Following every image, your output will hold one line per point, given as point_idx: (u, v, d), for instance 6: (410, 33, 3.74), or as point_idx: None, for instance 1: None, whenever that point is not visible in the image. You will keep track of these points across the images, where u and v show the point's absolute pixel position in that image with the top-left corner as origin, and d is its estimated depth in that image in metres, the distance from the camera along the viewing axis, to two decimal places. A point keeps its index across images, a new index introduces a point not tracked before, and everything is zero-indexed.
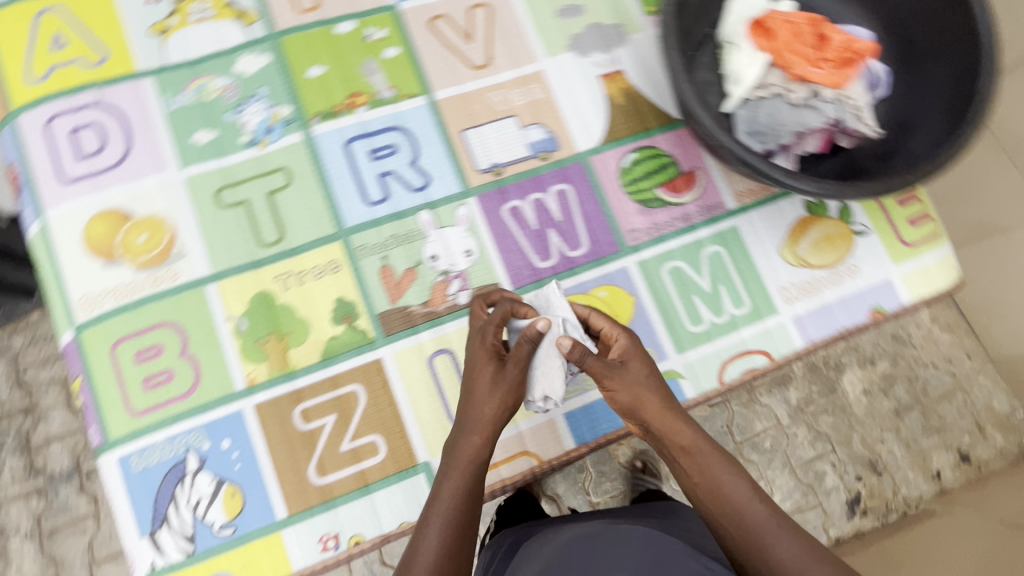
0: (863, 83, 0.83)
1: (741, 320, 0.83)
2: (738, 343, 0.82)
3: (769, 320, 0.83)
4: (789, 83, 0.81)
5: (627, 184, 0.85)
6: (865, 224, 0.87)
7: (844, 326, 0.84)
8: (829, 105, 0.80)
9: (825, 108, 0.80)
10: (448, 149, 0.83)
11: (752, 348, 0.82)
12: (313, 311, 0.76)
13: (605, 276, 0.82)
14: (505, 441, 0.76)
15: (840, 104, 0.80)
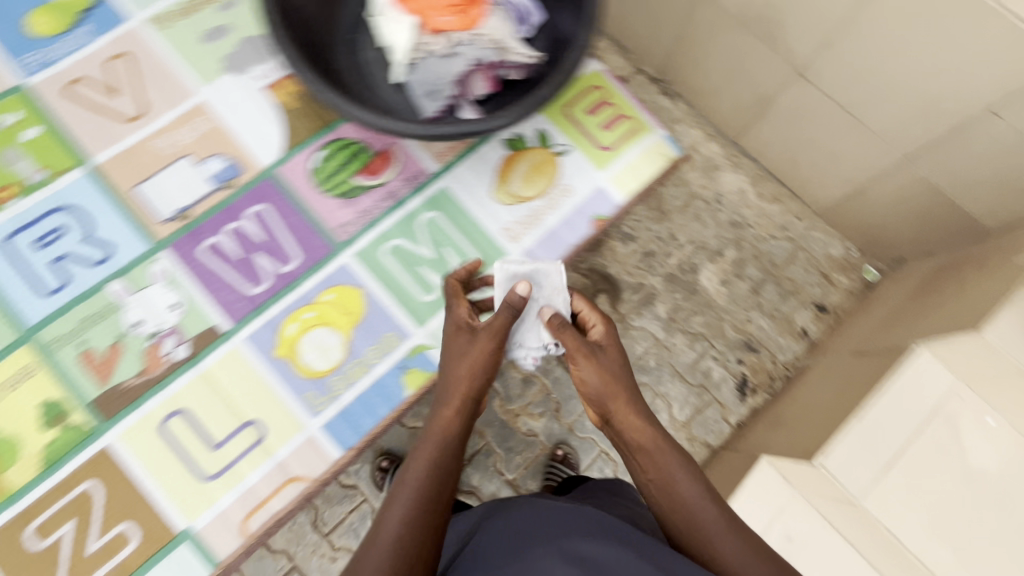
0: (499, 18, 0.96)
1: (471, 266, 1.10)
2: (478, 278, 1.10)
3: (497, 257, 1.10)
4: (429, 36, 0.94)
5: (322, 183, 1.08)
6: (566, 144, 1.14)
7: (570, 238, 1.12)
8: (471, 48, 0.95)
9: (462, 58, 0.96)
10: (122, 211, 1.03)
11: (490, 278, 1.10)
12: (19, 425, 0.94)
13: (326, 280, 1.06)
14: (297, 453, 1.00)
15: (480, 43, 0.96)
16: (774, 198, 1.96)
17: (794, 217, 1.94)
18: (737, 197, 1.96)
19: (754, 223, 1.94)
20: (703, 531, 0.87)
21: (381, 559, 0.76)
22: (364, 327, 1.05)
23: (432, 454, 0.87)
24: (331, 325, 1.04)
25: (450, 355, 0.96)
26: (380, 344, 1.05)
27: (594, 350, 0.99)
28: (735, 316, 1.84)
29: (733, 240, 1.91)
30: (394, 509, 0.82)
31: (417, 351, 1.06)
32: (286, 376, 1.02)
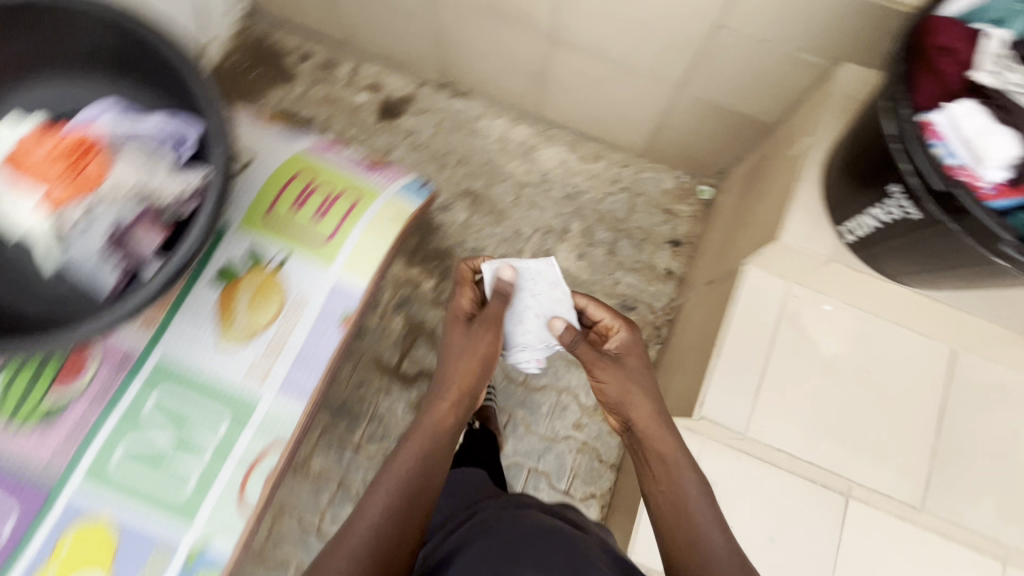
0: (131, 164, 0.82)
1: (228, 436, 0.99)
2: (241, 457, 0.99)
3: (253, 419, 1.00)
4: (62, 213, 0.78)
5: (12, 418, 0.91)
6: (279, 254, 1.07)
7: (325, 355, 1.05)
8: (117, 207, 0.80)
9: (102, 219, 0.79)
10: None
11: (260, 450, 1.00)
12: None
13: (58, 524, 0.91)
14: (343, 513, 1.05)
15: (121, 202, 0.80)
16: (596, 157, 1.96)
17: (622, 166, 1.95)
18: (561, 171, 1.95)
19: (587, 188, 1.94)
20: (688, 520, 0.99)
21: (352, 541, 0.91)
22: (126, 552, 0.92)
23: (419, 452, 1.03)
24: (85, 566, 0.91)
25: (455, 342, 1.18)
26: (149, 560, 0.93)
27: (618, 365, 1.16)
28: (601, 283, 1.84)
29: (574, 212, 1.90)
30: (372, 498, 0.96)
31: (197, 547, 0.94)
32: None
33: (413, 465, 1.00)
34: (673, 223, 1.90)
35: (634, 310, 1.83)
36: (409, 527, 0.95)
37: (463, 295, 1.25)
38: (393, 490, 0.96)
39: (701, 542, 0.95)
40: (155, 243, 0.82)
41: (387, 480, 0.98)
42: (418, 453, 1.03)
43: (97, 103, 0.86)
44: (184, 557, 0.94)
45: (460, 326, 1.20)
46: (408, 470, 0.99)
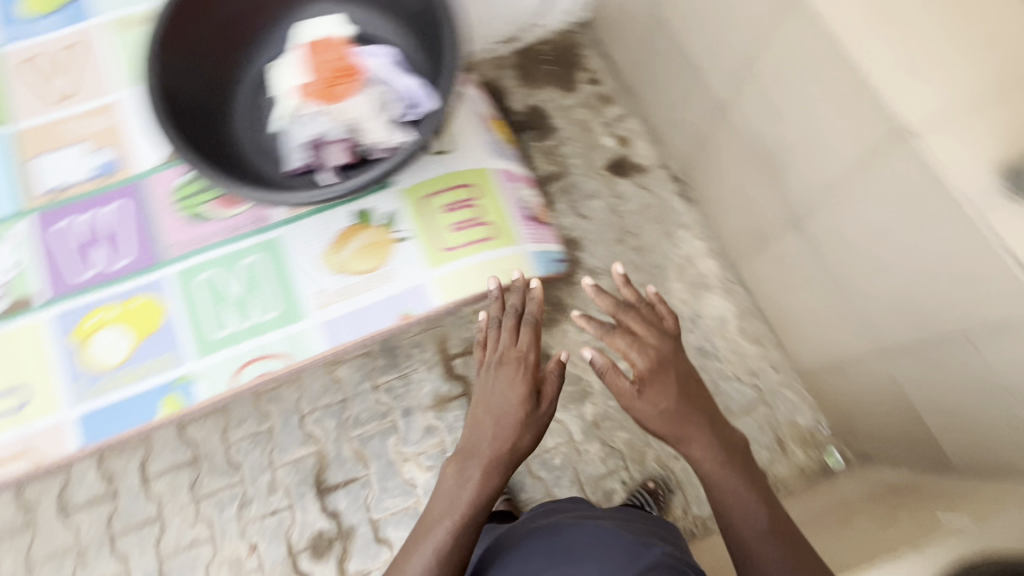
0: (368, 100, 0.86)
1: (240, 335, 0.85)
2: (216, 366, 0.84)
3: (225, 352, 0.84)
4: (303, 106, 0.87)
5: (171, 201, 0.90)
6: (408, 231, 0.91)
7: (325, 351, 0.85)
8: (323, 120, 0.85)
9: (314, 124, 0.86)
10: (12, 175, 0.91)
11: (250, 359, 0.84)
12: None
13: (75, 308, 0.85)
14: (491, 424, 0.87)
15: (326, 119, 0.85)
16: (755, 341, 1.67)
17: (772, 369, 1.65)
18: (715, 325, 1.70)
19: (727, 358, 1.66)
20: (769, 562, 0.72)
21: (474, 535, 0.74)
22: (59, 376, 0.82)
23: (483, 485, 0.75)
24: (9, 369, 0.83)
25: (501, 423, 0.77)
26: (22, 403, 0.81)
27: None
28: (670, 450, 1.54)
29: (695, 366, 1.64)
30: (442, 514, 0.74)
31: (43, 416, 0.81)
32: (65, 363, 0.83)
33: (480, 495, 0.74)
34: (776, 457, 1.56)
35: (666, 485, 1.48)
36: (487, 470, 0.75)
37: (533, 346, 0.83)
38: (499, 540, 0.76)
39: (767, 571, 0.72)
40: (337, 163, 0.86)
41: (465, 488, 0.75)
42: (500, 424, 0.77)
43: (374, 41, 0.94)
44: (176, 376, 0.83)
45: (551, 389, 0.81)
46: (495, 425, 0.77)
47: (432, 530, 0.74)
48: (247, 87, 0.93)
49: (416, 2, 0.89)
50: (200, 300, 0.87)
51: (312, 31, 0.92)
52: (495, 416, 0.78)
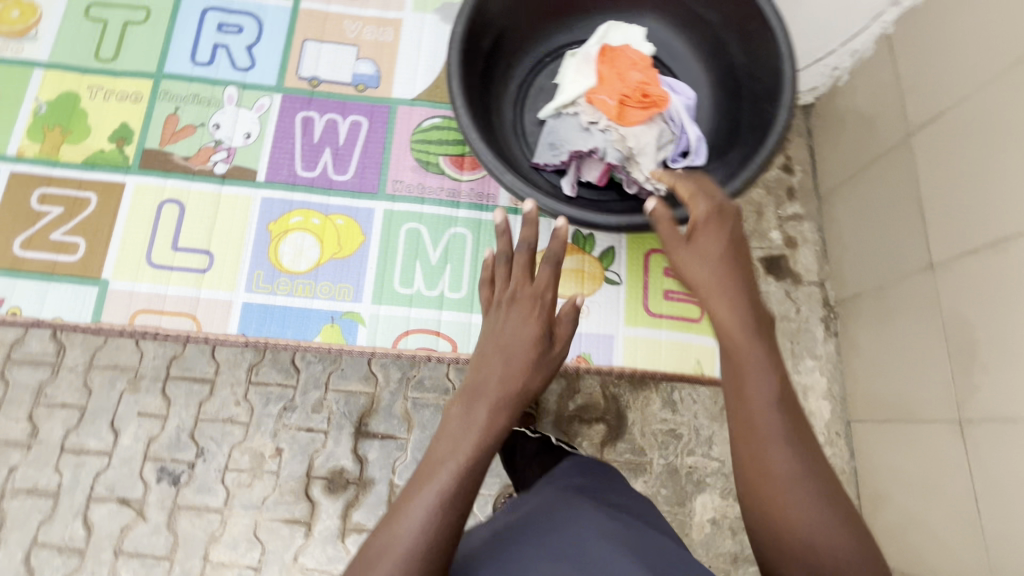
0: (657, 134, 0.78)
1: (418, 301, 0.82)
2: (381, 317, 0.81)
3: (411, 312, 0.81)
4: (584, 105, 0.81)
5: (415, 137, 0.87)
6: (620, 275, 0.83)
7: None
8: (600, 134, 0.79)
9: (597, 136, 0.78)
10: (284, 49, 0.91)
11: (413, 329, 0.80)
12: (100, 124, 0.86)
13: (286, 201, 0.85)
14: None
15: (607, 136, 0.78)
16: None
17: None
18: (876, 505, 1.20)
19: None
20: (780, 485, 0.51)
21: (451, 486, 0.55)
22: (245, 255, 0.83)
23: (489, 429, 0.58)
24: (209, 224, 0.83)
25: (509, 377, 0.62)
26: (201, 263, 0.82)
27: None
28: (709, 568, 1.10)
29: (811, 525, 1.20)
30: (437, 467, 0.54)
31: (213, 288, 0.81)
32: (257, 248, 0.83)
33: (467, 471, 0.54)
34: None
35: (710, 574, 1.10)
36: (474, 425, 0.57)
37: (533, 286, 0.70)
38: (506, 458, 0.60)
39: (792, 515, 0.51)
40: (585, 178, 0.83)
41: (452, 452, 0.55)
42: (505, 368, 0.62)
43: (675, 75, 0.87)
44: (346, 310, 0.81)
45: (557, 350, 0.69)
46: (489, 369, 0.62)
47: (412, 497, 0.53)
48: (533, 69, 0.90)
49: (744, 62, 0.81)
50: (399, 249, 0.84)
51: (618, 37, 0.86)
52: (505, 353, 0.64)
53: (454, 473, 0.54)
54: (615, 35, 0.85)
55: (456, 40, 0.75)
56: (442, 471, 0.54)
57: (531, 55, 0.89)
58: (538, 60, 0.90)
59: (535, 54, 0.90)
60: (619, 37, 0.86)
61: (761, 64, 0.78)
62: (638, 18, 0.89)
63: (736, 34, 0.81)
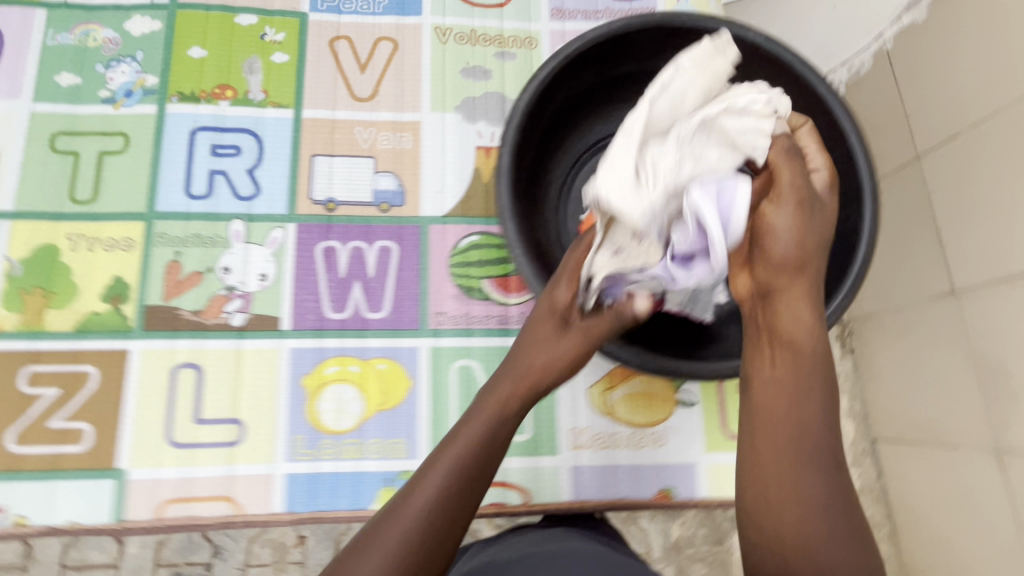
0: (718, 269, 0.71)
1: None
2: None
3: None
4: None
5: (454, 261, 0.79)
6: (693, 395, 0.77)
7: (572, 500, 0.74)
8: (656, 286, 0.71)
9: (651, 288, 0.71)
10: (291, 168, 0.80)
11: None
12: (88, 280, 0.75)
13: (318, 349, 0.75)
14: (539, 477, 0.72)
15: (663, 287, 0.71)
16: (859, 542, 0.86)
17: None
18: None
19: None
20: (804, 486, 0.46)
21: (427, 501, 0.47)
22: (280, 419, 0.74)
23: (501, 425, 0.53)
24: (234, 389, 0.74)
25: (534, 361, 0.57)
26: (232, 435, 0.73)
27: None
28: None
29: None
30: (433, 464, 0.49)
31: (249, 462, 0.72)
32: (293, 409, 0.74)
33: (460, 481, 0.48)
34: None
35: None
36: (465, 433, 0.51)
37: (568, 279, 0.60)
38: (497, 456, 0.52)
39: (809, 515, 0.45)
40: None
41: (447, 452, 0.50)
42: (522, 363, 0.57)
43: None
44: (402, 469, 0.73)
45: (580, 347, 0.59)
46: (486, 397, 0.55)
47: (406, 503, 0.47)
48: (576, 172, 0.81)
49: None
50: (453, 391, 0.76)
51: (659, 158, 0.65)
52: (528, 330, 0.60)
53: (446, 482, 0.48)
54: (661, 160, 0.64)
55: (504, 174, 0.67)
56: (435, 474, 0.48)
57: (573, 159, 0.81)
58: (581, 160, 0.81)
59: (577, 155, 0.81)
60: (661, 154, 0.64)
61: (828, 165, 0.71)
62: None
63: None
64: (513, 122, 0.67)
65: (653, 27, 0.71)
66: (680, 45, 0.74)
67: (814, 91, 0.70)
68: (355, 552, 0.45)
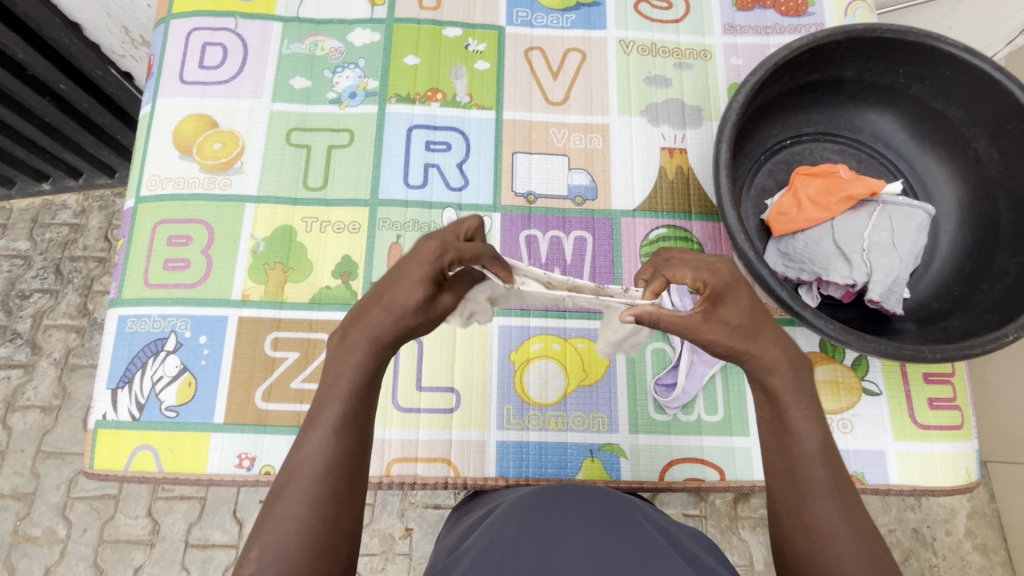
0: (908, 254, 0.76)
1: (675, 427, 0.79)
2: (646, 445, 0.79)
3: (673, 439, 0.79)
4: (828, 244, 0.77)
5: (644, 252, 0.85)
6: (879, 384, 0.80)
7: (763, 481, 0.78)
8: (857, 266, 0.75)
9: (853, 267, 0.75)
10: (494, 163, 0.88)
11: (676, 459, 0.78)
12: (320, 258, 0.83)
13: (524, 327, 0.82)
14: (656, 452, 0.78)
15: (864, 269, 0.75)
16: (981, 552, 1.24)
17: None
18: None
19: (944, 557, 1.24)
20: (806, 498, 0.48)
21: (316, 490, 0.46)
22: (491, 389, 0.79)
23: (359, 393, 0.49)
24: (449, 359, 0.80)
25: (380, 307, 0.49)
26: (447, 402, 0.79)
27: None
28: None
29: (906, 546, 1.23)
30: (314, 427, 0.48)
31: (464, 428, 0.78)
32: (503, 382, 0.80)
33: (348, 438, 0.48)
34: None
35: None
36: (336, 391, 0.49)
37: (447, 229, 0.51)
38: (346, 421, 0.48)
39: (814, 523, 0.47)
40: (826, 293, 0.80)
41: (325, 416, 0.48)
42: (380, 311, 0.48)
43: (901, 174, 0.87)
44: (603, 442, 0.78)
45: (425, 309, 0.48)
46: (348, 345, 0.49)
47: (304, 466, 0.46)
48: (757, 173, 0.87)
49: (996, 161, 0.78)
50: (650, 372, 0.81)
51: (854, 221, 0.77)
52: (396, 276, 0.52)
53: (334, 442, 0.47)
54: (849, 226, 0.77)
55: (721, 169, 0.73)
56: (321, 432, 0.47)
57: (756, 161, 0.87)
58: (763, 162, 0.87)
59: (760, 157, 0.87)
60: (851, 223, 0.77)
61: None
62: (859, 113, 0.88)
63: (983, 131, 0.79)
64: (726, 122, 0.74)
65: (853, 37, 0.77)
66: (870, 54, 0.80)
67: (1012, 97, 0.74)
68: (281, 490, 0.46)
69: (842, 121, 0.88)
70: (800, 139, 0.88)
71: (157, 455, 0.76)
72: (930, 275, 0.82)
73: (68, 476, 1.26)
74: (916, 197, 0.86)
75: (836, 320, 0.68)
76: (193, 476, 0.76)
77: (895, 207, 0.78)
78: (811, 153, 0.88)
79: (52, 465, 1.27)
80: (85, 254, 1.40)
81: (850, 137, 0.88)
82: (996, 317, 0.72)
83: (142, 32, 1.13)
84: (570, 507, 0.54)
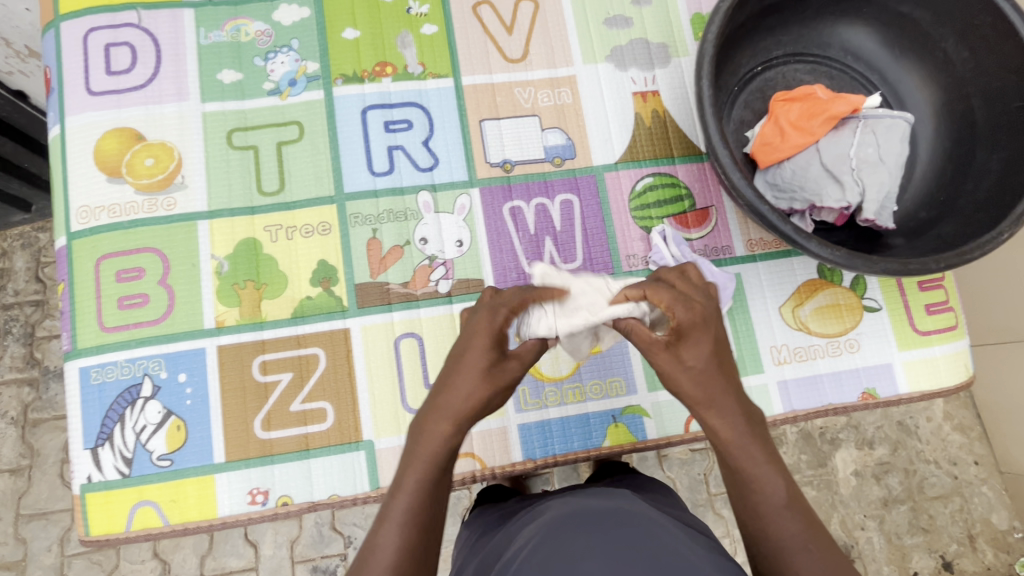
0: (895, 164, 0.76)
1: None
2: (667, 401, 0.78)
3: None
4: (818, 168, 0.76)
5: (633, 207, 0.82)
6: (878, 300, 0.81)
7: (786, 410, 0.79)
8: (851, 187, 0.74)
9: (845, 189, 0.74)
10: (462, 135, 0.82)
11: None
12: (294, 268, 0.77)
13: None
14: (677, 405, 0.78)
15: (857, 189, 0.74)
16: (960, 431, 1.33)
17: (973, 460, 1.32)
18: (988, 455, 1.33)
19: (930, 442, 1.32)
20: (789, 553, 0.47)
21: None
22: None
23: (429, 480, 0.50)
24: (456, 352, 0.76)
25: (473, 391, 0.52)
26: None
27: None
28: (850, 512, 1.27)
29: (894, 439, 1.31)
30: (382, 525, 0.49)
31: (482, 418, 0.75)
32: None
33: (411, 545, 0.48)
34: None
35: (861, 523, 1.27)
36: (404, 485, 0.50)
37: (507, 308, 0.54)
38: (404, 519, 0.49)
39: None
40: (819, 221, 0.80)
41: (393, 511, 0.49)
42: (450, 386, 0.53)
43: (874, 87, 0.86)
44: (624, 406, 0.77)
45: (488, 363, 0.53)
46: (421, 436, 0.52)
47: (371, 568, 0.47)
48: (735, 106, 0.84)
49: (966, 60, 0.77)
50: None
51: (842, 140, 0.76)
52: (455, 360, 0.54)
53: (399, 547, 0.47)
54: (838, 146, 0.75)
55: (705, 104, 0.69)
56: (391, 528, 0.48)
57: (732, 93, 0.83)
58: (738, 93, 0.84)
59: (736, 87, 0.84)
60: (839, 143, 0.76)
61: (995, 61, 0.74)
62: (828, 28, 0.85)
63: (951, 31, 0.77)
64: (703, 56, 0.69)
65: None
66: None
67: None
68: None
69: (812, 39, 0.86)
70: (771, 64, 0.85)
71: (159, 508, 0.70)
72: (914, 185, 0.82)
73: (58, 535, 1.18)
74: (891, 108, 0.85)
75: (842, 247, 0.67)
76: (204, 523, 0.71)
77: (876, 119, 0.76)
78: (784, 77, 0.85)
79: (38, 527, 1.18)
80: (18, 298, 1.26)
81: (821, 54, 0.86)
82: (985, 217, 0.72)
83: (28, 42, 0.98)
84: (587, 528, 0.47)
